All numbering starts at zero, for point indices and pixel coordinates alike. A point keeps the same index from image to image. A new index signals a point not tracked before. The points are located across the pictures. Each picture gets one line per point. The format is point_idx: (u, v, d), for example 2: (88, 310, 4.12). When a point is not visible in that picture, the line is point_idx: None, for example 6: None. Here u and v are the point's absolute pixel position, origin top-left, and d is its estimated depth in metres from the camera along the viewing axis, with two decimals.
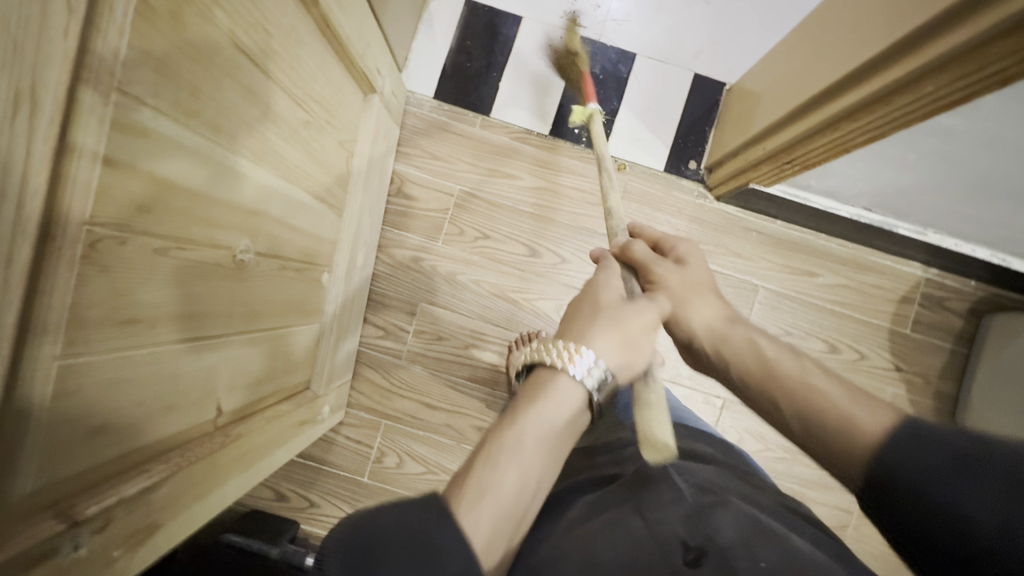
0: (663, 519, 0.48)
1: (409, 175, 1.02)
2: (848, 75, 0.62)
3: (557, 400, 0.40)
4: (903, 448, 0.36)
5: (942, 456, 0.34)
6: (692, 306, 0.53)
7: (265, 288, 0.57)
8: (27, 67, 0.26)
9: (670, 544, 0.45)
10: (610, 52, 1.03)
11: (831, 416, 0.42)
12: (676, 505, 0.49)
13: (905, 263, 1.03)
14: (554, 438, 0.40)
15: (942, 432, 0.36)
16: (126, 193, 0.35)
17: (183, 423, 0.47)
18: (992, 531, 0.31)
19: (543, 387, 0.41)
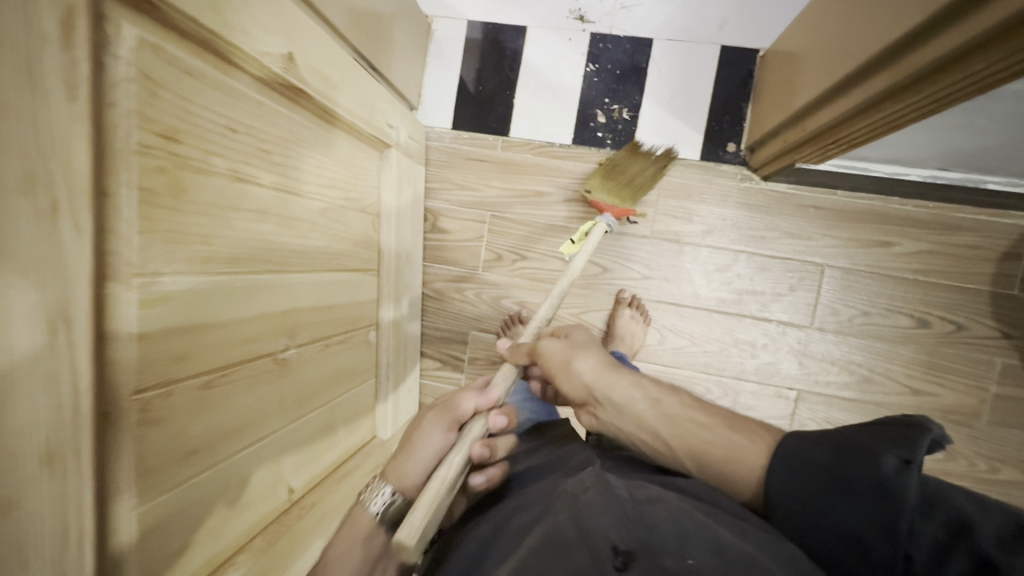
0: (593, 524, 0.43)
1: (441, 209, 1.04)
2: (886, 52, 0.54)
3: (359, 522, 0.54)
4: (794, 482, 0.42)
5: (817, 476, 0.40)
6: (574, 369, 0.58)
7: (312, 371, 0.62)
8: (55, 296, 0.31)
9: (600, 549, 0.41)
10: (624, 43, 0.97)
11: (722, 463, 0.48)
12: (606, 511, 0.44)
13: (1004, 215, 0.89)
14: (363, 553, 0.53)
15: (807, 446, 0.43)
16: (164, 351, 0.39)
17: (257, 513, 0.53)
18: (863, 522, 0.37)
19: (348, 518, 0.55)
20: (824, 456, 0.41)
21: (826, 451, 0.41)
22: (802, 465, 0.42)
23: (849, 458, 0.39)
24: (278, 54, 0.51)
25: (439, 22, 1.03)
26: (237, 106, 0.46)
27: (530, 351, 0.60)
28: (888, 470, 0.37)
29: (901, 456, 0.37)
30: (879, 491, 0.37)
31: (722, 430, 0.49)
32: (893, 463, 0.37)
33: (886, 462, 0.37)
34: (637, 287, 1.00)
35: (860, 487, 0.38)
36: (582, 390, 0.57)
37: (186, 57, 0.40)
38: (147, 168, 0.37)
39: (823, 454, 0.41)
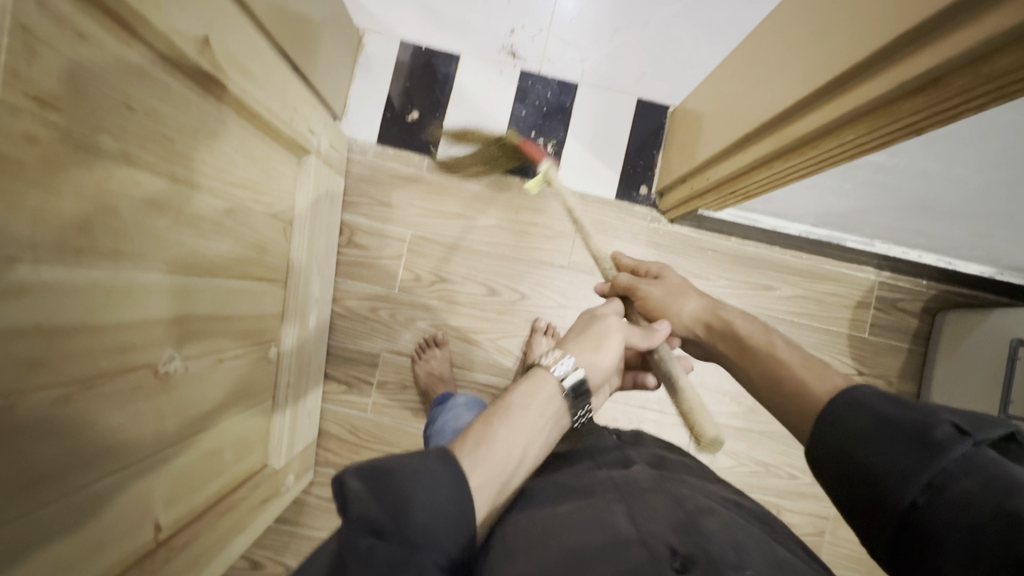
0: (651, 524, 0.43)
1: (359, 224, 1.00)
2: (776, 117, 0.63)
3: (548, 382, 0.48)
4: (859, 436, 0.40)
5: (870, 418, 0.40)
6: (678, 307, 0.63)
7: (198, 389, 0.55)
8: None
9: (657, 547, 0.40)
10: (552, 82, 1.02)
11: (790, 387, 0.49)
12: (671, 512, 0.45)
13: (857, 269, 1.04)
14: (541, 413, 0.46)
15: (874, 397, 0.41)
16: (9, 357, 0.33)
17: (115, 556, 0.45)
18: (892, 463, 0.37)
19: (531, 373, 0.48)
20: (890, 408, 0.40)
21: (899, 406, 0.40)
22: (861, 411, 0.41)
23: (906, 419, 0.38)
24: (193, 35, 0.47)
25: (371, 36, 1.01)
26: (137, 82, 0.41)
27: (633, 289, 0.66)
28: (945, 435, 0.36)
29: (959, 426, 0.36)
30: (924, 446, 0.36)
31: (822, 372, 0.48)
32: (946, 429, 0.36)
33: (941, 428, 0.36)
34: (554, 315, 1.02)
35: (912, 436, 0.37)
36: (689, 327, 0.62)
37: (79, 19, 0.35)
38: (14, 135, 0.31)
39: (896, 409, 0.39)
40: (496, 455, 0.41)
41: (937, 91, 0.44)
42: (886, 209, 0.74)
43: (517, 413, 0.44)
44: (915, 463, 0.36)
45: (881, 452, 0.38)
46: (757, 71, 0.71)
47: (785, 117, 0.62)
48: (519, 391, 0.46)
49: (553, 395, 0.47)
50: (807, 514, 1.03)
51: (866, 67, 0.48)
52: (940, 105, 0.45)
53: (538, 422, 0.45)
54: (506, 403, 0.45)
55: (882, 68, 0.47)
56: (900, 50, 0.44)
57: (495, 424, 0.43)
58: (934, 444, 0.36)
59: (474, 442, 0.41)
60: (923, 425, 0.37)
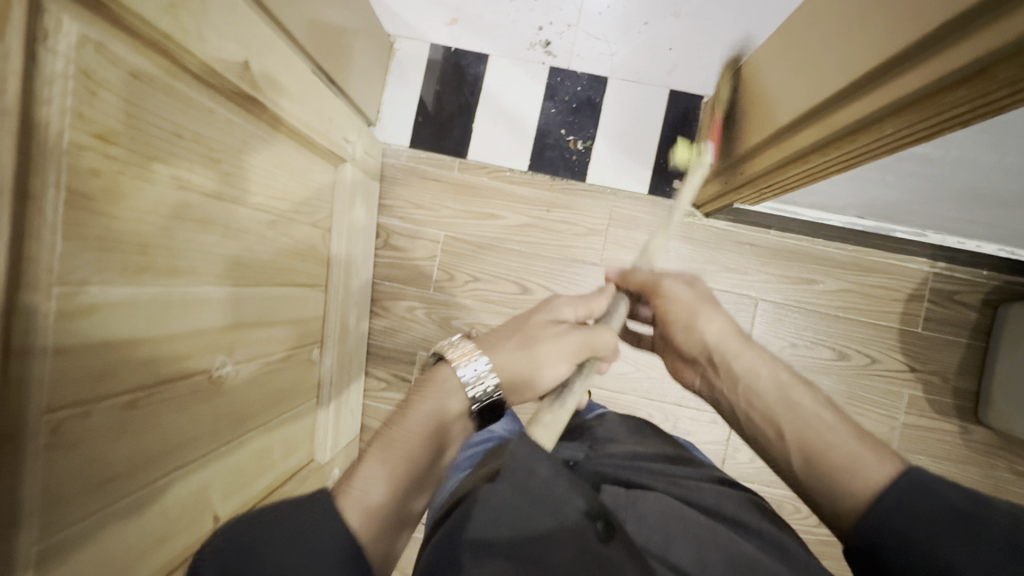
0: (560, 497, 0.46)
1: (394, 227, 1.03)
2: (817, 107, 0.60)
3: (437, 394, 0.48)
4: (920, 519, 0.38)
5: (941, 510, 0.38)
6: (699, 323, 0.58)
7: (247, 393, 0.58)
8: None
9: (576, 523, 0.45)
10: (581, 78, 1.01)
11: (838, 467, 0.45)
12: (574, 484, 0.50)
13: (909, 260, 0.99)
14: (432, 426, 0.46)
15: (940, 484, 0.40)
16: (83, 368, 0.36)
17: (179, 545, 0.50)
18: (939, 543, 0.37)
19: (429, 381, 0.50)
20: (962, 500, 0.38)
21: (960, 494, 0.39)
22: (929, 497, 0.39)
23: (978, 514, 0.37)
24: (233, 61, 0.50)
25: (402, 41, 1.03)
26: (184, 109, 0.44)
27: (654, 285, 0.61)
28: (1019, 534, 0.35)
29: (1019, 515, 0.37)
30: (1014, 551, 0.35)
31: (841, 434, 0.47)
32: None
33: (1002, 519, 0.36)
34: None
35: (974, 524, 0.37)
36: (700, 348, 0.58)
37: (133, 58, 0.39)
38: (81, 170, 0.35)
39: (958, 498, 0.39)
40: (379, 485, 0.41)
41: (985, 83, 0.41)
42: (938, 200, 0.70)
43: (407, 436, 0.45)
44: (997, 564, 0.34)
45: (962, 550, 0.36)
46: (794, 59, 0.68)
47: (824, 108, 0.59)
48: (417, 410, 0.47)
49: (448, 398, 0.48)
50: None
51: (907, 57, 0.46)
52: (988, 95, 0.42)
53: (433, 446, 0.46)
54: (400, 429, 0.46)
55: (925, 58, 0.44)
56: (943, 39, 0.42)
57: (388, 452, 0.44)
58: (1017, 547, 0.35)
59: (363, 469, 0.42)
60: (979, 516, 0.37)
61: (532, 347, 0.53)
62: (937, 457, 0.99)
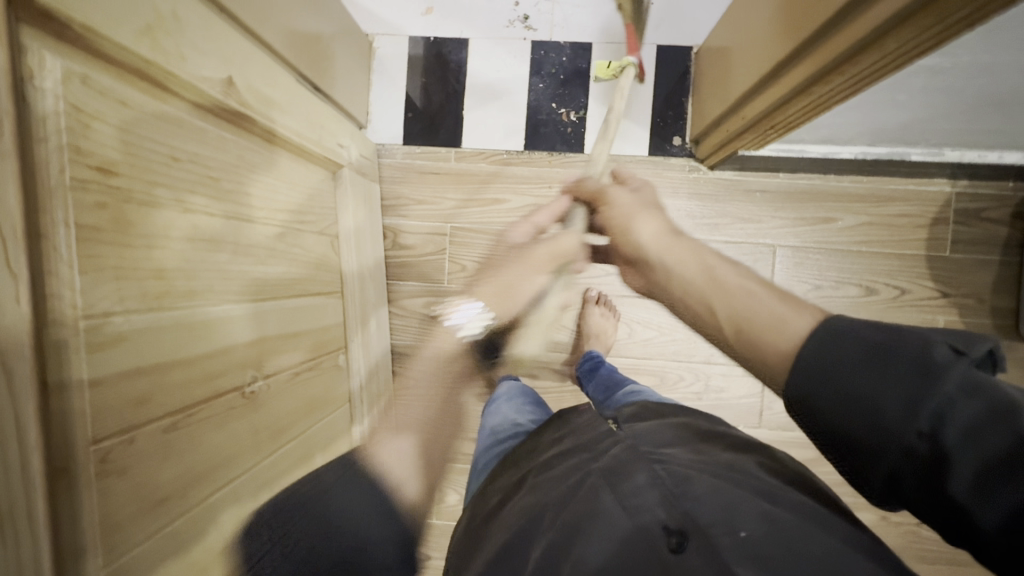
0: (641, 503, 0.44)
1: (400, 225, 1.03)
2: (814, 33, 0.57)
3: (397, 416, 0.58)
4: (852, 368, 0.35)
5: (859, 350, 0.36)
6: (637, 226, 0.59)
7: (281, 405, 0.59)
8: (16, 348, 0.30)
9: (654, 534, 0.41)
10: (565, 48, 0.99)
11: (758, 322, 0.42)
12: (653, 488, 0.45)
13: (928, 183, 0.96)
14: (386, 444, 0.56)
15: (857, 325, 0.37)
16: (120, 397, 0.37)
17: None
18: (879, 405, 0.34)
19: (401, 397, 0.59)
20: (878, 336, 0.36)
21: (871, 327, 0.37)
22: (837, 345, 0.37)
23: (901, 346, 0.35)
24: (217, 78, 0.49)
25: (379, 39, 1.03)
26: (177, 132, 0.45)
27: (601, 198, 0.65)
28: (940, 355, 0.33)
29: (950, 345, 0.34)
30: (924, 372, 0.33)
31: (767, 298, 0.43)
32: (943, 351, 0.34)
33: (937, 348, 0.34)
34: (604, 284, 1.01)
35: (913, 359, 0.34)
36: (637, 249, 0.58)
37: (119, 87, 0.39)
38: (87, 204, 0.35)
39: (875, 332, 0.36)
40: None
41: None
42: (951, 114, 0.68)
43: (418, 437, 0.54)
44: (922, 387, 0.33)
45: (868, 377, 0.35)
46: None
47: (821, 34, 0.57)
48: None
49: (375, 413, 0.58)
50: None
51: None
52: None
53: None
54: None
55: None
56: None
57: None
58: (935, 368, 0.33)
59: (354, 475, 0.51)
60: (915, 345, 0.34)
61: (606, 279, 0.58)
62: None
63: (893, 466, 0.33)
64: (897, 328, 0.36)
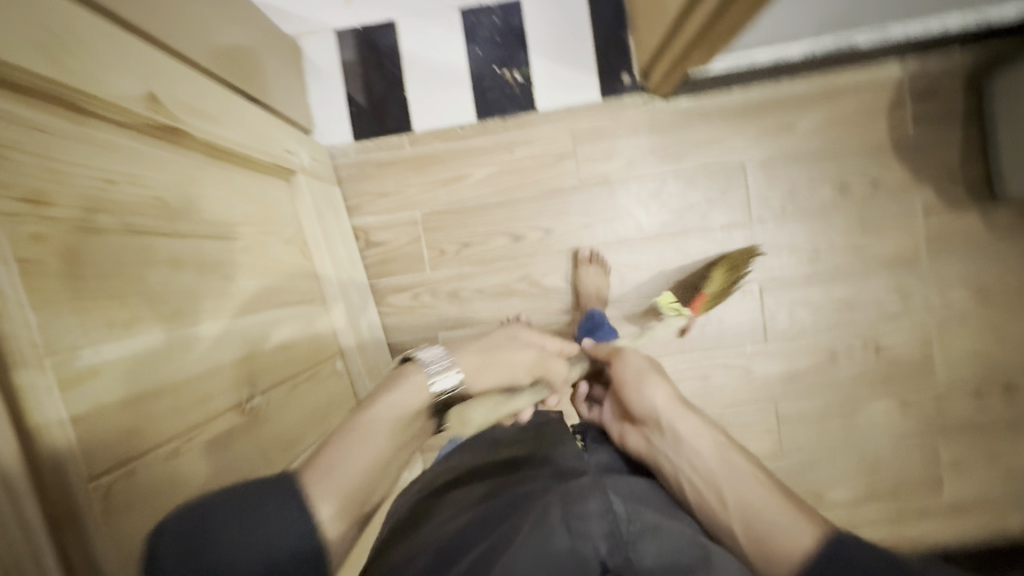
0: (586, 530, 0.46)
1: (369, 223, 1.01)
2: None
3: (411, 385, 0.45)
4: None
5: (880, 563, 0.40)
6: (639, 394, 0.62)
7: (286, 416, 0.58)
8: None
9: (590, 566, 0.44)
10: (495, 8, 0.97)
11: (769, 539, 0.47)
12: (602, 521, 0.47)
13: (879, 67, 0.96)
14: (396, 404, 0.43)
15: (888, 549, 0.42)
16: (108, 431, 0.36)
17: None
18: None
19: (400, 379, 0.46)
20: (879, 567, 0.40)
21: (875, 556, 0.41)
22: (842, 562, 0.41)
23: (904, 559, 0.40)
24: (137, 93, 0.47)
25: (305, 38, 0.99)
26: (104, 153, 0.42)
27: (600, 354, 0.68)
28: None
29: (937, 566, 0.40)
30: None
31: (769, 507, 0.49)
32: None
33: (926, 574, 0.39)
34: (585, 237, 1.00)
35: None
36: (647, 411, 0.60)
37: (30, 112, 0.36)
38: (22, 238, 0.33)
39: (879, 557, 0.41)
40: (346, 479, 0.37)
41: None
42: None
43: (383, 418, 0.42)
44: None
45: None
46: None
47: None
48: (385, 393, 0.44)
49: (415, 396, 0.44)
50: (904, 334, 1.00)
51: None
52: None
53: (405, 444, 0.43)
54: (368, 419, 0.41)
55: None
56: None
57: (343, 437, 0.40)
58: None
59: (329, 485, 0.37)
60: (908, 569, 0.39)
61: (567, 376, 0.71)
62: (969, 250, 0.98)
63: None
64: (892, 555, 0.41)
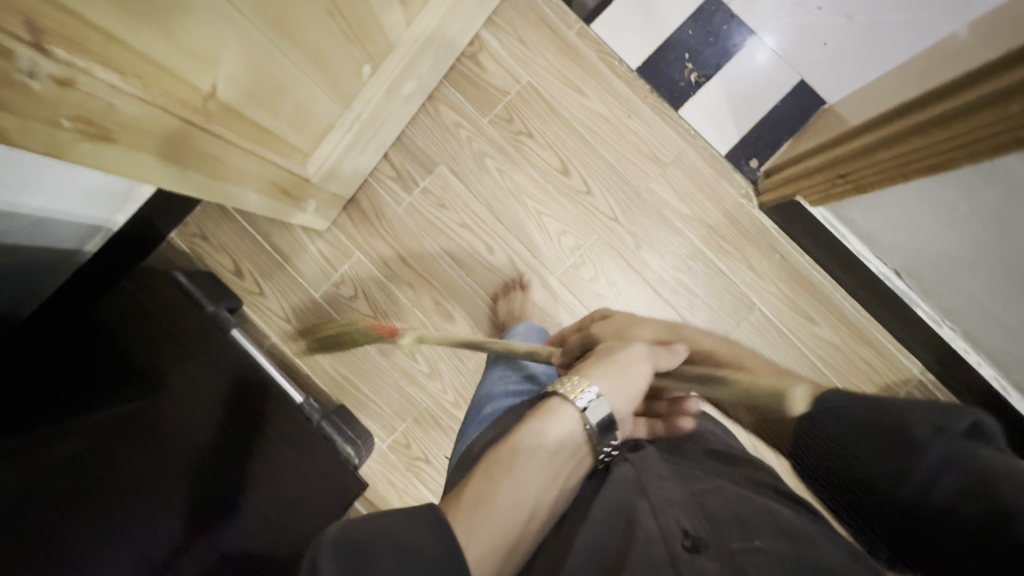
0: (669, 510, 0.47)
1: (489, 44, 1.02)
2: (986, 69, 0.57)
3: (561, 415, 0.53)
4: (829, 417, 0.45)
5: (854, 426, 0.44)
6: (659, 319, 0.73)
7: (306, 15, 0.58)
8: None
9: (670, 531, 0.45)
10: (732, 20, 1.00)
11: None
12: (679, 496, 0.49)
13: (906, 355, 0.97)
14: (540, 437, 0.51)
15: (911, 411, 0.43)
16: None
17: (169, 60, 0.48)
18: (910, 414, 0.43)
19: (543, 409, 0.53)
20: (860, 410, 0.45)
21: (865, 411, 0.45)
22: (838, 418, 0.45)
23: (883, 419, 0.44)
24: None
25: None
26: None
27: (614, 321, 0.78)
28: (922, 432, 0.41)
29: (937, 423, 0.41)
30: (908, 443, 0.42)
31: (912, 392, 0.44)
32: (926, 425, 0.42)
33: (919, 426, 0.42)
34: (605, 225, 1.01)
35: (894, 431, 0.42)
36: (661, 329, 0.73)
37: None
38: None
39: (864, 412, 0.45)
40: (499, 510, 0.44)
41: None
42: (984, 272, 0.70)
43: (522, 451, 0.49)
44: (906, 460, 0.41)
45: (864, 453, 0.44)
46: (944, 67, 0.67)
47: (970, 83, 0.59)
48: (522, 431, 0.51)
49: (573, 427, 0.53)
50: None
51: None
52: None
53: (547, 465, 0.49)
54: (512, 448, 0.49)
55: None
56: None
57: (501, 472, 0.47)
58: (917, 444, 0.41)
59: (488, 462, 0.48)
60: (898, 422, 0.43)
61: (627, 375, 0.56)
62: None
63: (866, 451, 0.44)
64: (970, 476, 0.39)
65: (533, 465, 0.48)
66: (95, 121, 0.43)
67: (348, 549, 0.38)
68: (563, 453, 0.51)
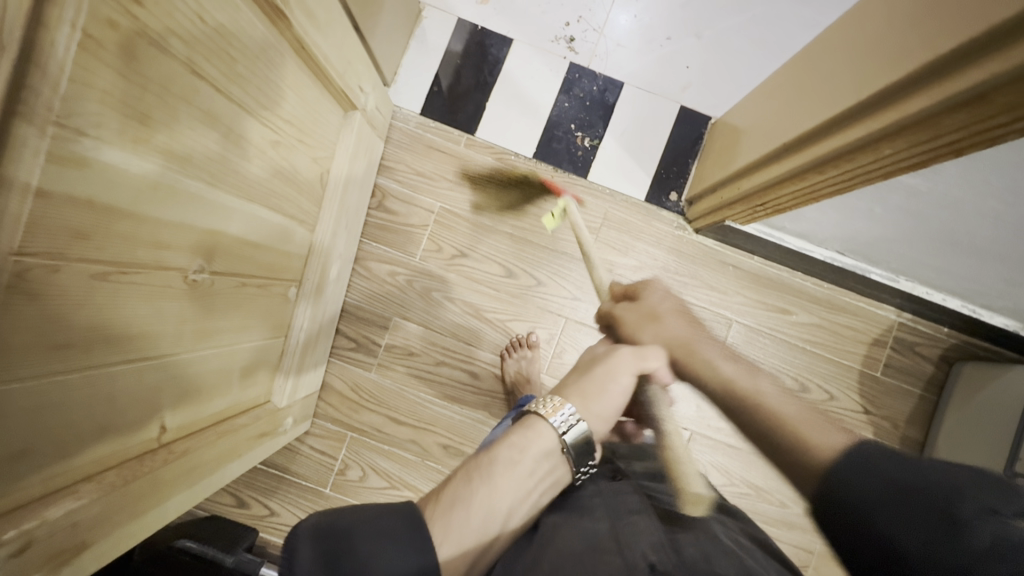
0: (634, 543, 0.49)
1: (390, 189, 1.03)
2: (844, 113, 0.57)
3: (538, 437, 0.51)
4: (895, 506, 0.37)
5: (888, 486, 0.38)
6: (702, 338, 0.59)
7: (217, 305, 0.57)
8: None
9: (636, 562, 0.47)
10: (598, 79, 1.04)
11: None
12: (648, 533, 0.51)
13: (879, 306, 1.02)
14: (518, 454, 0.50)
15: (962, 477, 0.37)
16: (60, 222, 0.35)
17: (109, 444, 0.47)
18: (965, 487, 0.36)
19: (524, 425, 0.52)
20: (908, 477, 0.38)
21: (907, 468, 0.38)
22: (874, 473, 0.39)
23: (924, 490, 0.37)
24: None
25: (429, 10, 1.04)
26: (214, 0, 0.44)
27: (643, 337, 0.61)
28: (970, 512, 0.35)
29: (988, 504, 0.35)
30: (952, 526, 0.35)
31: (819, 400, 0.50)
32: (976, 508, 0.35)
33: (968, 505, 0.35)
34: (568, 306, 1.03)
35: (939, 511, 0.36)
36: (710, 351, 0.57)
37: None
38: (101, 18, 0.34)
39: (908, 474, 0.38)
40: (471, 516, 0.45)
41: (978, 109, 0.43)
42: (918, 243, 0.74)
43: (496, 466, 0.48)
44: (945, 542, 0.34)
45: (909, 528, 0.36)
46: (801, 90, 0.71)
47: (836, 124, 0.59)
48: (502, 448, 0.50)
49: (549, 442, 0.51)
50: (792, 544, 1.01)
51: (905, 86, 0.48)
52: (981, 122, 0.45)
53: (520, 478, 0.49)
54: (490, 457, 0.49)
55: (912, 91, 0.48)
56: (927, 78, 0.46)
57: (478, 478, 0.47)
58: (962, 521, 0.35)
59: (467, 472, 0.49)
60: (945, 498, 0.36)
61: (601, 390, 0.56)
62: None
63: (923, 516, 0.36)
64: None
65: (507, 482, 0.48)
66: (63, 550, 0.42)
67: (328, 532, 0.40)
68: (538, 465, 0.50)
